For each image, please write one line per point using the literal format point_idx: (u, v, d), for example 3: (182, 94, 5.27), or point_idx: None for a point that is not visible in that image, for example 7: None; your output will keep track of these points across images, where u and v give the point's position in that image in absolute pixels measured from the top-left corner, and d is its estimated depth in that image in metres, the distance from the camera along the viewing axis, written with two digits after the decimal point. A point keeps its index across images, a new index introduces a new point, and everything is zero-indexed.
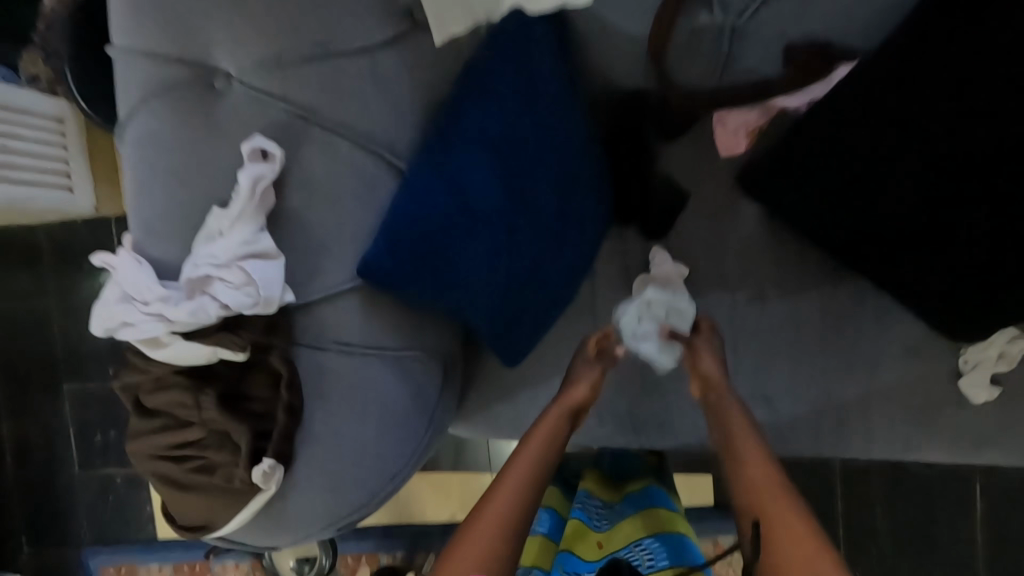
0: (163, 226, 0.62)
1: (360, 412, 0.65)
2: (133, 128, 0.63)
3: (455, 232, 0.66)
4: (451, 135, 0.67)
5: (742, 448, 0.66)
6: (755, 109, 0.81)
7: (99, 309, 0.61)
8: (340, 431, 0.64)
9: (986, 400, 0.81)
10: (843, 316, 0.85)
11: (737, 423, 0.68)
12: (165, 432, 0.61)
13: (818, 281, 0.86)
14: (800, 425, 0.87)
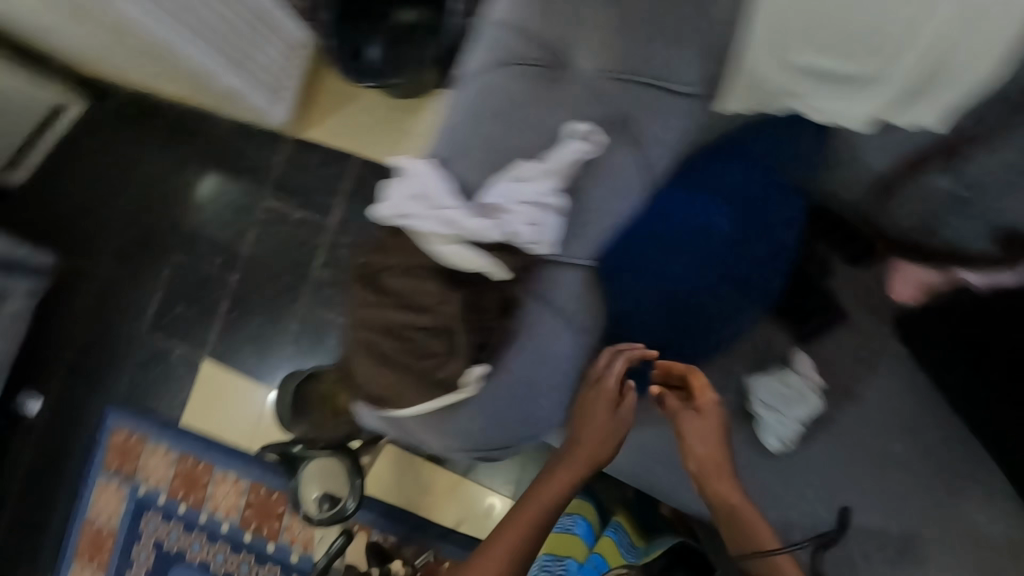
0: (486, 154, 0.97)
1: (534, 367, 1.03)
2: (495, 83, 1.00)
3: (676, 248, 1.13)
4: (695, 197, 1.15)
5: (719, 491, 1.09)
6: (935, 272, 1.09)
7: (392, 198, 0.92)
8: (518, 370, 1.01)
9: None
10: (938, 470, 1.16)
11: (725, 489, 1.09)
12: (402, 313, 0.93)
13: (927, 431, 1.17)
14: (883, 546, 1.15)
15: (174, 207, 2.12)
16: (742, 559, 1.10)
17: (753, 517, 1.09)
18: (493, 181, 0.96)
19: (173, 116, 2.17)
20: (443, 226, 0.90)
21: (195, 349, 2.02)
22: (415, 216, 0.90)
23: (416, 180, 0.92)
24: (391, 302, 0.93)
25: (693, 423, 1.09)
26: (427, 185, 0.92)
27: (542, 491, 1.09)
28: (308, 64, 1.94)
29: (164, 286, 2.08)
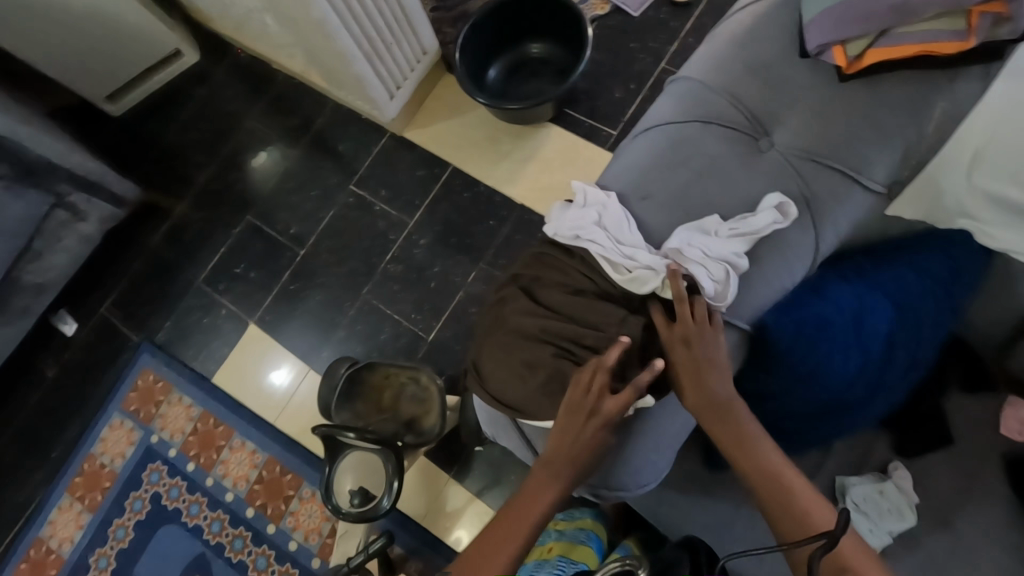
0: (661, 198, 0.85)
1: (667, 440, 0.88)
2: (681, 131, 0.88)
3: (844, 339, 0.82)
4: (868, 274, 0.86)
5: (759, 451, 0.83)
6: None
7: (568, 216, 0.87)
8: (654, 432, 0.87)
9: None
10: None
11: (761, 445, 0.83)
12: (559, 325, 0.86)
13: None
14: None
15: (263, 171, 2.15)
16: (795, 551, 0.80)
17: (792, 476, 0.83)
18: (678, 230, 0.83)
19: (286, 86, 2.24)
20: (620, 262, 0.82)
21: (247, 311, 2.01)
22: (590, 242, 0.83)
23: (595, 206, 0.86)
24: (551, 318, 0.87)
25: (699, 363, 0.81)
26: (606, 213, 0.85)
27: (535, 500, 0.87)
28: (431, 70, 2.03)
29: (233, 243, 2.10)
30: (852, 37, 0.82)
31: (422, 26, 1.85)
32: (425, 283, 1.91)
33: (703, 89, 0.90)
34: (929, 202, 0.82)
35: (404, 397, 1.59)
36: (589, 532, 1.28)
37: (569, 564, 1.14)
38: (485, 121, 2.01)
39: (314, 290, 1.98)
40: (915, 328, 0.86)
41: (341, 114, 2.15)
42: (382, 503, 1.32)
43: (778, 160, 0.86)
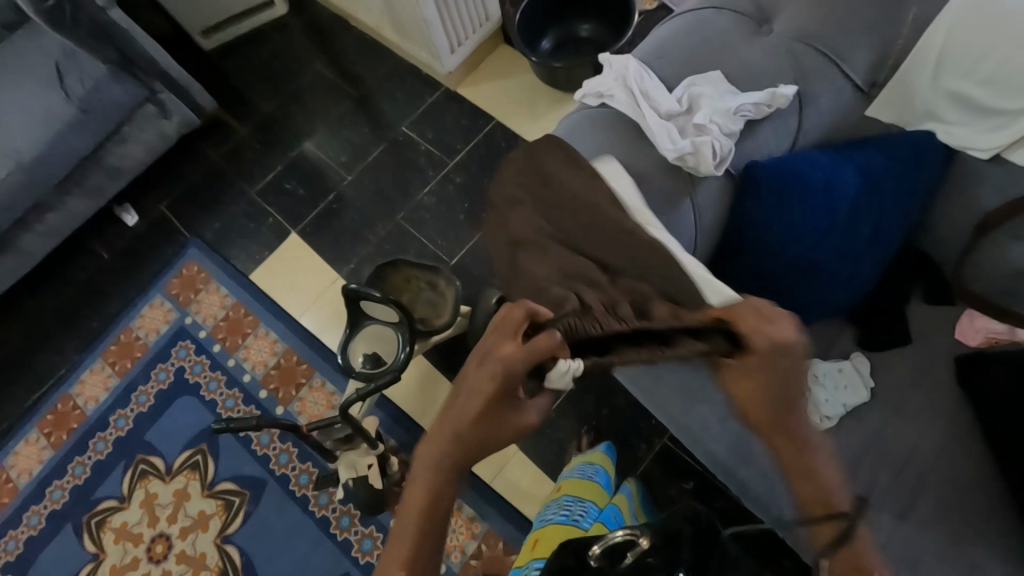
0: (669, 59, 0.92)
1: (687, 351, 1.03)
2: (693, 10, 0.97)
3: (811, 197, 0.92)
4: (845, 151, 0.96)
5: (811, 461, 0.78)
6: (1004, 325, 1.01)
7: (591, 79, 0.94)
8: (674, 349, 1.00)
9: None
10: None
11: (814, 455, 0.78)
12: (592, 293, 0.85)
13: None
14: None
15: (325, 106, 2.37)
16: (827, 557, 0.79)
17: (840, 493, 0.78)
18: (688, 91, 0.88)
19: (357, 35, 2.47)
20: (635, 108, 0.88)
21: (289, 222, 2.20)
22: (612, 97, 0.90)
23: (617, 67, 0.92)
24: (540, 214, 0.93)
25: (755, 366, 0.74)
26: (627, 72, 0.90)
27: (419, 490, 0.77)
28: (490, 35, 2.25)
29: (287, 163, 2.30)
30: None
31: None
32: (454, 214, 2.09)
33: None
34: (898, 98, 0.96)
35: (421, 299, 1.72)
36: (598, 466, 1.43)
37: (576, 504, 1.29)
38: (531, 85, 2.22)
39: (355, 209, 2.17)
40: (878, 207, 0.96)
41: (403, 64, 2.38)
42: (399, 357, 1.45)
43: (779, 41, 0.92)
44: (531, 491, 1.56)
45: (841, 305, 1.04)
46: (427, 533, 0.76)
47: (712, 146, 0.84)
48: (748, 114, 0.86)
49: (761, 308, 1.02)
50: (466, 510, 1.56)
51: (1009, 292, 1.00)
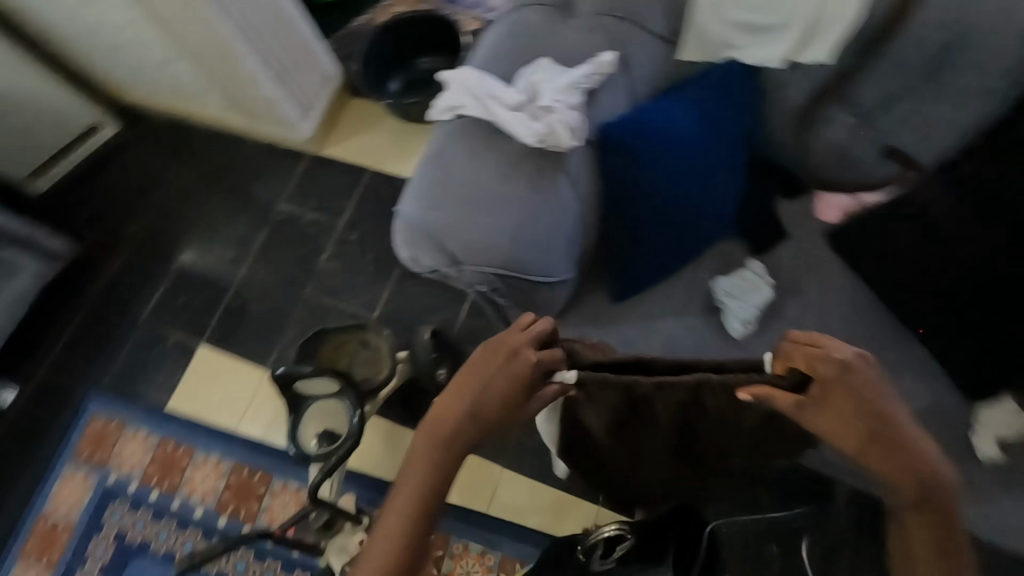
0: (500, 61, 0.99)
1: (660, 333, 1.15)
2: (506, 16, 1.05)
3: (660, 141, 1.02)
4: (673, 94, 1.07)
5: (910, 455, 0.79)
6: (850, 196, 1.16)
7: (439, 97, 0.99)
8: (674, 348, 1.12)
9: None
10: None
11: (910, 447, 0.79)
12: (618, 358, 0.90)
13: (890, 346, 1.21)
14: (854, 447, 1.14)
15: (193, 210, 2.27)
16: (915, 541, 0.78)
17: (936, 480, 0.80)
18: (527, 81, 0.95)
19: (203, 132, 2.39)
20: (486, 112, 0.93)
21: (193, 336, 2.06)
22: (464, 109, 0.95)
23: (457, 80, 0.97)
24: (444, 229, 0.91)
25: (848, 388, 0.79)
26: (468, 83, 0.96)
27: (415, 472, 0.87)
28: (336, 93, 2.26)
29: (171, 279, 2.16)
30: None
31: (323, 53, 2.12)
32: (361, 270, 2.05)
33: None
34: (701, 41, 1.07)
35: (357, 361, 1.68)
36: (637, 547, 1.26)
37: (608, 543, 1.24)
38: (392, 128, 2.26)
39: (260, 300, 2.08)
40: (718, 129, 1.07)
41: (260, 147, 2.33)
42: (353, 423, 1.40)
43: (585, 20, 1.02)
44: (527, 502, 1.55)
45: (723, 222, 1.15)
46: (424, 516, 0.84)
47: (565, 124, 0.91)
48: (584, 86, 0.94)
49: (659, 252, 1.11)
50: (473, 546, 1.53)
51: (846, 168, 1.15)
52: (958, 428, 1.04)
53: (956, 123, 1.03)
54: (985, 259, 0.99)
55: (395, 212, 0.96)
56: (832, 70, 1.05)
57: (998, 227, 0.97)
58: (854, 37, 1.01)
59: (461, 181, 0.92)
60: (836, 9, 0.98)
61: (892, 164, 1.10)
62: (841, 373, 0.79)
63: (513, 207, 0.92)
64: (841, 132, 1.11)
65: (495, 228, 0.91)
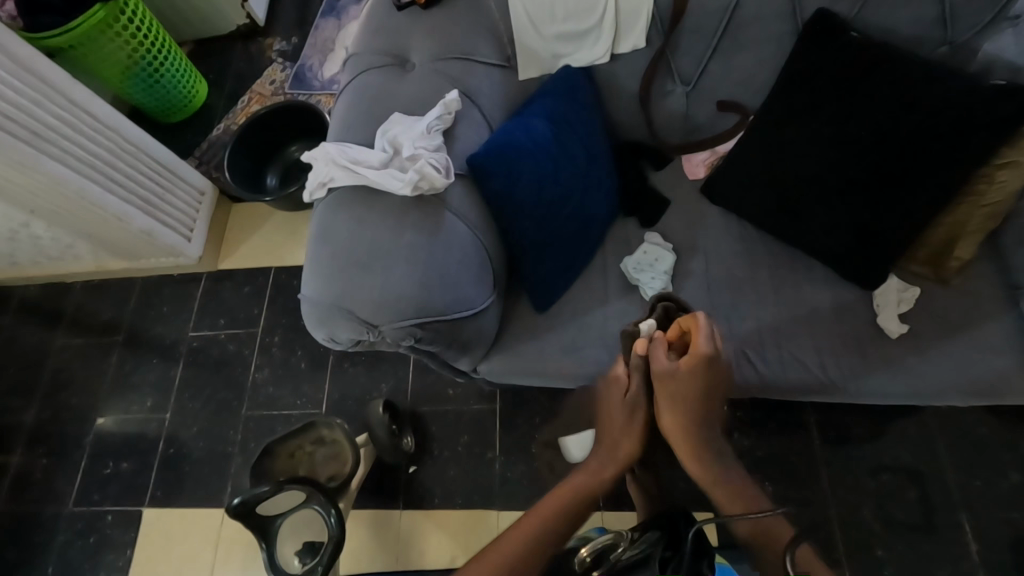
0: (356, 128, 1.01)
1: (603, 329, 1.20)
2: (348, 85, 1.08)
3: (526, 153, 1.08)
4: (525, 109, 1.15)
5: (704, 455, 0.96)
6: (707, 152, 1.29)
7: (308, 177, 0.99)
8: None
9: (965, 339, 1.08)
10: None
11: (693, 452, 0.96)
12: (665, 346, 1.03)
13: None
14: None
15: (95, 371, 2.10)
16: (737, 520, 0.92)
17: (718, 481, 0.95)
18: (388, 138, 0.97)
19: (83, 288, 2.24)
20: (358, 177, 0.94)
21: (133, 501, 1.88)
22: (335, 180, 0.96)
23: (322, 158, 0.98)
24: (353, 295, 0.90)
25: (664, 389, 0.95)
26: (332, 157, 0.97)
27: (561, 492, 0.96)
28: (214, 205, 2.21)
29: (92, 451, 1.98)
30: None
31: (187, 172, 2.07)
32: (295, 367, 1.97)
33: (353, 57, 1.11)
34: (532, 59, 1.16)
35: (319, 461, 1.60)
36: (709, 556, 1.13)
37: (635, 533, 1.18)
38: (283, 220, 2.23)
39: (196, 436, 1.94)
40: (574, 129, 1.15)
41: (151, 283, 2.21)
42: (330, 523, 1.33)
43: (422, 71, 1.07)
44: None
45: (608, 211, 1.23)
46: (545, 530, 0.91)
47: (435, 166, 0.95)
48: (439, 127, 0.99)
49: (564, 254, 1.16)
50: None
51: (694, 130, 1.28)
52: (867, 317, 1.13)
53: (763, 67, 1.17)
54: (831, 171, 1.11)
55: (301, 296, 0.95)
56: (649, 53, 1.17)
57: (831, 143, 1.10)
58: (654, 21, 1.13)
59: (354, 246, 0.92)
60: (631, 4, 1.11)
61: (729, 115, 1.23)
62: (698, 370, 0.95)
63: (414, 253, 0.93)
64: (677, 102, 1.23)
65: (400, 280, 0.91)
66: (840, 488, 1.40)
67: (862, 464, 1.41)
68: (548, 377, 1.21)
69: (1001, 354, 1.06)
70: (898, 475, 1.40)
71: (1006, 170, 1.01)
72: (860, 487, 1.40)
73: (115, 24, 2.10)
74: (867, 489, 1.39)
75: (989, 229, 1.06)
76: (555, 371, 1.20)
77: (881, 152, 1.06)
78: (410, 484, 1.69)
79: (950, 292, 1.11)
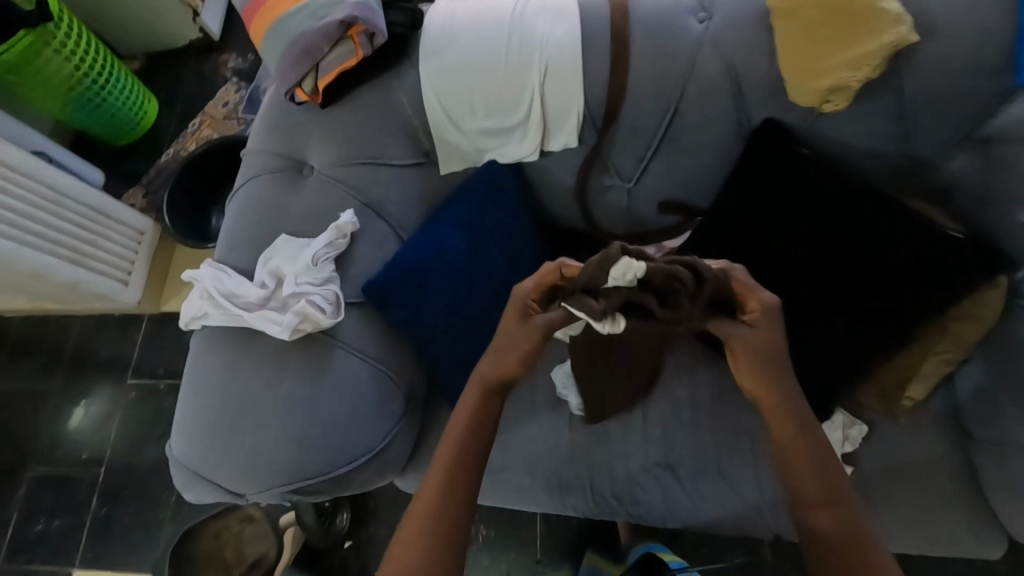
0: (241, 248, 0.91)
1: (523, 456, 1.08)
2: (240, 190, 0.97)
3: (434, 272, 0.96)
4: (439, 215, 1.02)
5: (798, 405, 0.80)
6: (652, 247, 1.13)
7: (184, 306, 0.89)
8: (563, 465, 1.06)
9: (918, 485, 0.97)
10: None
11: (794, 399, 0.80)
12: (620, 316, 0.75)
13: None
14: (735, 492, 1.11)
15: (30, 417, 2.01)
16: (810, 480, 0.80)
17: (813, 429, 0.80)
18: (269, 269, 0.87)
19: (20, 326, 2.13)
20: (235, 317, 0.85)
21: (64, 561, 1.81)
22: (210, 317, 0.86)
23: (197, 288, 0.87)
24: (219, 462, 0.82)
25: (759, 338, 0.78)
26: (207, 289, 0.86)
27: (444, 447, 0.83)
28: (156, 243, 2.09)
29: (24, 505, 1.90)
30: (297, 79, 0.93)
31: (123, 213, 1.94)
32: None
33: (249, 155, 1.00)
34: (452, 152, 1.04)
35: (246, 541, 1.52)
36: None
37: None
38: None
39: (131, 494, 1.86)
40: (494, 236, 1.03)
41: (90, 323, 2.10)
42: None
43: (319, 179, 0.95)
44: None
45: None
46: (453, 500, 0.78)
47: (322, 305, 0.85)
48: (329, 255, 0.89)
49: None
50: None
51: (636, 225, 1.15)
52: None
53: (710, 170, 1.05)
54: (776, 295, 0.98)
55: (168, 455, 0.86)
56: (583, 150, 1.04)
57: (777, 266, 0.98)
58: (587, 118, 1.00)
59: (221, 405, 0.83)
60: (559, 100, 0.98)
61: (671, 216, 1.12)
62: (767, 312, 0.78)
63: (288, 405, 0.83)
64: (616, 198, 1.11)
65: (273, 439, 0.82)
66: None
67: None
68: None
69: (954, 505, 0.96)
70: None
71: (961, 322, 0.92)
72: None
73: (42, 54, 1.84)
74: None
75: (944, 371, 0.96)
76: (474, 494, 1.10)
77: (832, 285, 0.95)
78: (345, 562, 1.60)
79: (898, 432, 1.00)
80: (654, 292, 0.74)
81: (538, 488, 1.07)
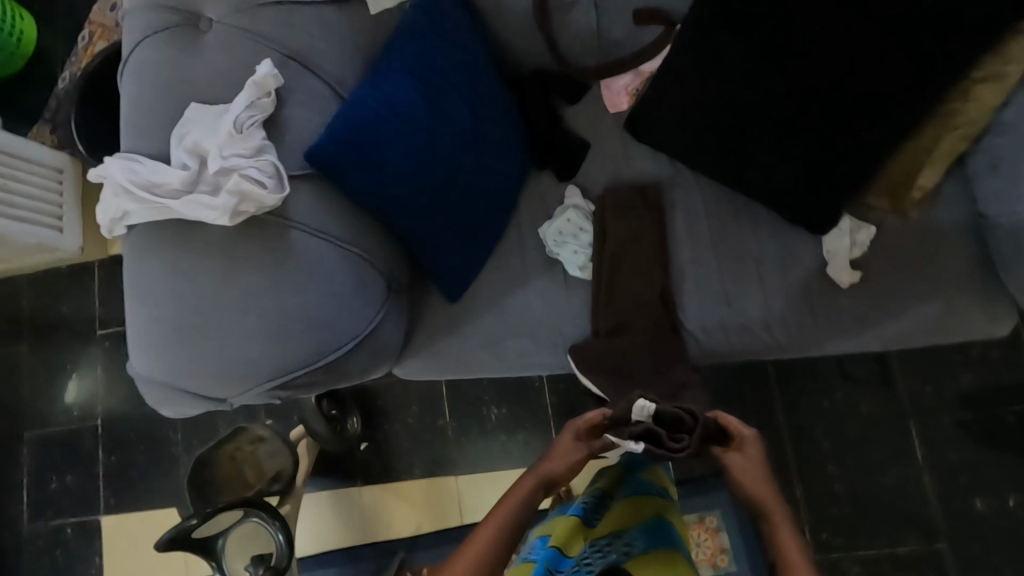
0: (152, 129, 0.76)
1: (526, 322, 1.03)
2: (131, 60, 0.79)
3: (390, 127, 0.82)
4: (381, 63, 0.86)
5: (774, 510, 0.82)
6: (630, 73, 1.01)
7: (99, 207, 0.75)
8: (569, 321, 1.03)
9: (927, 277, 0.95)
10: None
11: (771, 506, 0.82)
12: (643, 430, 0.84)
13: None
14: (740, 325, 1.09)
15: (9, 385, 1.91)
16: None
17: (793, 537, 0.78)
18: (191, 147, 0.72)
19: None
20: (164, 210, 0.72)
21: (89, 510, 1.82)
22: (133, 213, 0.72)
23: (108, 181, 0.73)
24: (192, 372, 0.74)
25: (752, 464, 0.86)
26: (119, 181, 0.72)
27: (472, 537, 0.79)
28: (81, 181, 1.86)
29: (30, 467, 1.87)
30: None
31: (29, 149, 1.69)
32: None
33: (129, 15, 0.80)
34: None
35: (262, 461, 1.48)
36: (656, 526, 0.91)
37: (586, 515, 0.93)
38: None
39: (137, 439, 1.83)
40: (447, 77, 0.88)
41: (38, 281, 1.93)
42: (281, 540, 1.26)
43: (223, 32, 0.78)
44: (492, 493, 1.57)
45: (517, 167, 0.99)
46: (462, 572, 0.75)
47: (263, 179, 0.72)
48: (255, 120, 0.75)
49: (466, 242, 0.95)
50: None
51: (608, 49, 1.00)
52: (816, 265, 0.99)
53: None
54: (779, 102, 0.89)
55: (133, 377, 0.77)
56: None
57: (776, 66, 0.88)
58: None
59: (178, 312, 0.73)
60: None
61: (648, 29, 0.97)
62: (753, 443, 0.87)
63: (252, 304, 0.74)
64: (584, 18, 0.97)
65: (244, 336, 0.74)
66: (800, 422, 1.34)
67: (820, 399, 1.35)
68: (465, 376, 1.06)
69: (962, 291, 0.94)
70: (858, 403, 1.34)
71: (985, 84, 0.85)
72: (815, 422, 1.34)
73: None
74: (826, 420, 1.34)
75: (957, 152, 0.89)
76: (481, 373, 1.05)
77: (841, 73, 0.86)
78: (366, 463, 1.62)
79: (908, 228, 0.96)
80: (664, 425, 0.86)
81: (544, 348, 1.03)
